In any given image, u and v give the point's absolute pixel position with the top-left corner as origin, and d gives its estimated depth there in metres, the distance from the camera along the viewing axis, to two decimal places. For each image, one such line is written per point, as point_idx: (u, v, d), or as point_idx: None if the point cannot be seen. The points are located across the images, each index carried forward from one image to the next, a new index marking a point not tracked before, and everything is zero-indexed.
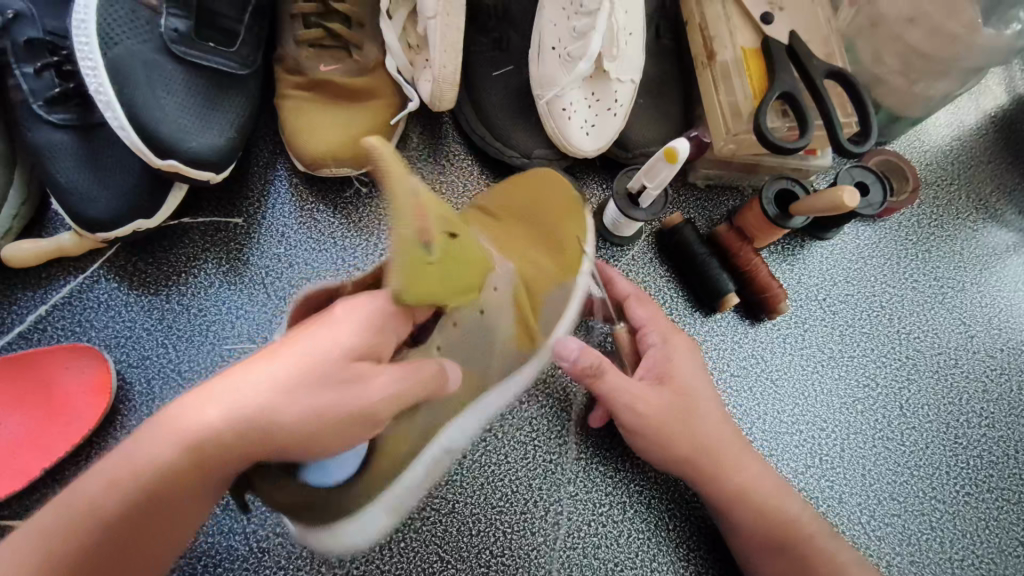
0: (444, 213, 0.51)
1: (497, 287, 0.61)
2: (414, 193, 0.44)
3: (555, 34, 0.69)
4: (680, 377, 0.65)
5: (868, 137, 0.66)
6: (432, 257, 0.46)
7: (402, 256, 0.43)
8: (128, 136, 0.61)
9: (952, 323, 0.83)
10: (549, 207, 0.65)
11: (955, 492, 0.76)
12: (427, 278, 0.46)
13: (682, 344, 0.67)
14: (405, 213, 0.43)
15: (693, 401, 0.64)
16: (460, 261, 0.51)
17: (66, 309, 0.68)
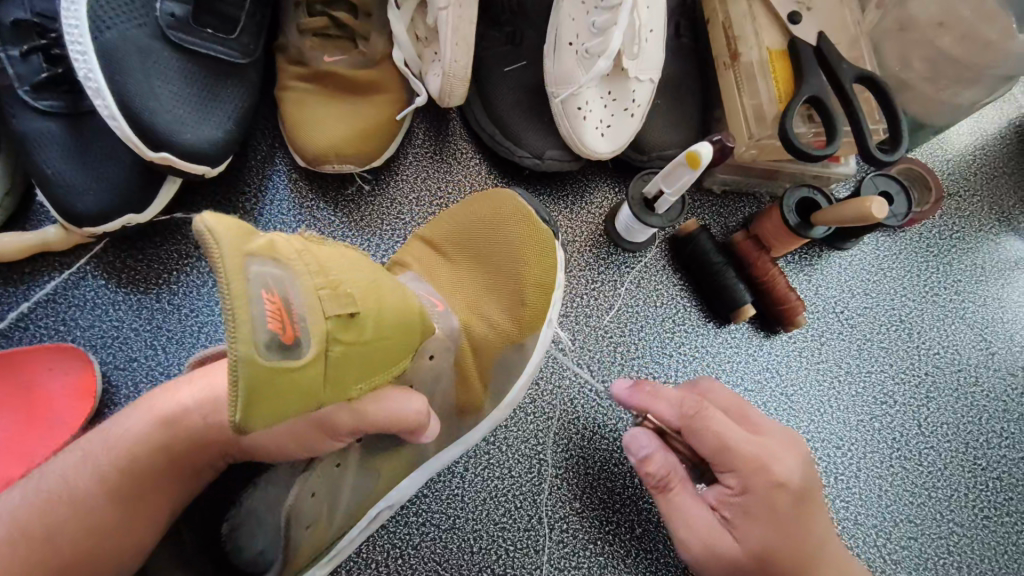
0: (339, 286, 0.40)
1: (434, 354, 0.60)
2: (257, 281, 0.34)
3: (573, 29, 0.66)
4: (752, 536, 0.55)
5: (898, 145, 0.64)
6: (301, 369, 0.36)
7: (236, 373, 0.33)
8: (120, 126, 0.57)
9: (973, 339, 0.80)
10: (529, 248, 0.63)
11: (974, 515, 0.73)
12: (290, 395, 0.36)
13: (770, 500, 0.56)
14: (244, 322, 0.32)
15: (781, 560, 0.55)
16: (358, 359, 0.42)
17: (50, 307, 0.64)
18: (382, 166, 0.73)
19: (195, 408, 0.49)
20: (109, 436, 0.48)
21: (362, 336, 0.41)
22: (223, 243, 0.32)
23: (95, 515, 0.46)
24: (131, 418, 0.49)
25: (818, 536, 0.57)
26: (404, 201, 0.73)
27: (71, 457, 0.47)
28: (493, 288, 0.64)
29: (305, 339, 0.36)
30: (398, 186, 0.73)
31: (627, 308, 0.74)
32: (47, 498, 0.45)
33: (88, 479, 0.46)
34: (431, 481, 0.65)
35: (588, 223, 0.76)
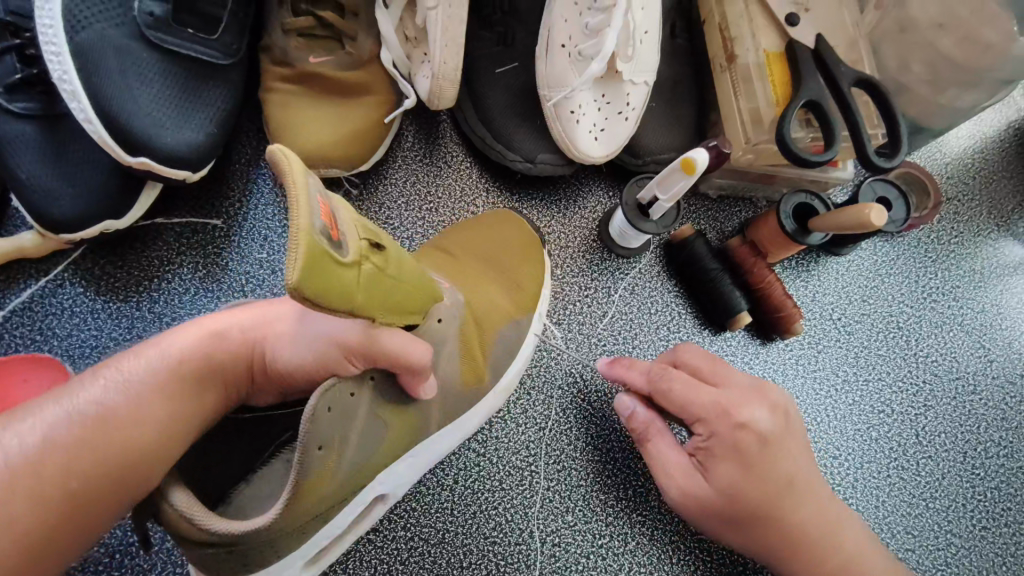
0: (368, 223, 0.42)
1: (442, 318, 0.56)
2: (315, 188, 0.35)
3: (566, 30, 0.64)
4: (722, 477, 0.54)
5: (897, 150, 0.62)
6: (344, 266, 0.36)
7: (296, 241, 0.32)
8: (96, 130, 0.55)
9: (971, 346, 0.79)
10: (520, 254, 0.66)
11: (971, 525, 0.72)
12: (333, 283, 0.35)
13: (735, 440, 0.55)
14: (305, 203, 0.33)
15: (755, 498, 0.54)
16: (385, 293, 0.43)
17: (26, 316, 0.62)
18: (370, 170, 0.72)
19: (196, 355, 0.45)
20: (94, 396, 0.41)
21: (389, 266, 0.43)
22: (285, 152, 0.33)
23: (78, 486, 0.38)
24: (124, 369, 0.42)
25: (792, 475, 0.55)
26: (392, 206, 0.71)
27: (45, 417, 0.39)
28: (491, 272, 0.64)
29: (346, 244, 0.38)
30: (387, 189, 0.72)
31: (621, 315, 0.73)
32: (14, 467, 0.37)
33: (75, 442, 0.39)
34: (420, 495, 0.63)
35: (581, 229, 0.75)
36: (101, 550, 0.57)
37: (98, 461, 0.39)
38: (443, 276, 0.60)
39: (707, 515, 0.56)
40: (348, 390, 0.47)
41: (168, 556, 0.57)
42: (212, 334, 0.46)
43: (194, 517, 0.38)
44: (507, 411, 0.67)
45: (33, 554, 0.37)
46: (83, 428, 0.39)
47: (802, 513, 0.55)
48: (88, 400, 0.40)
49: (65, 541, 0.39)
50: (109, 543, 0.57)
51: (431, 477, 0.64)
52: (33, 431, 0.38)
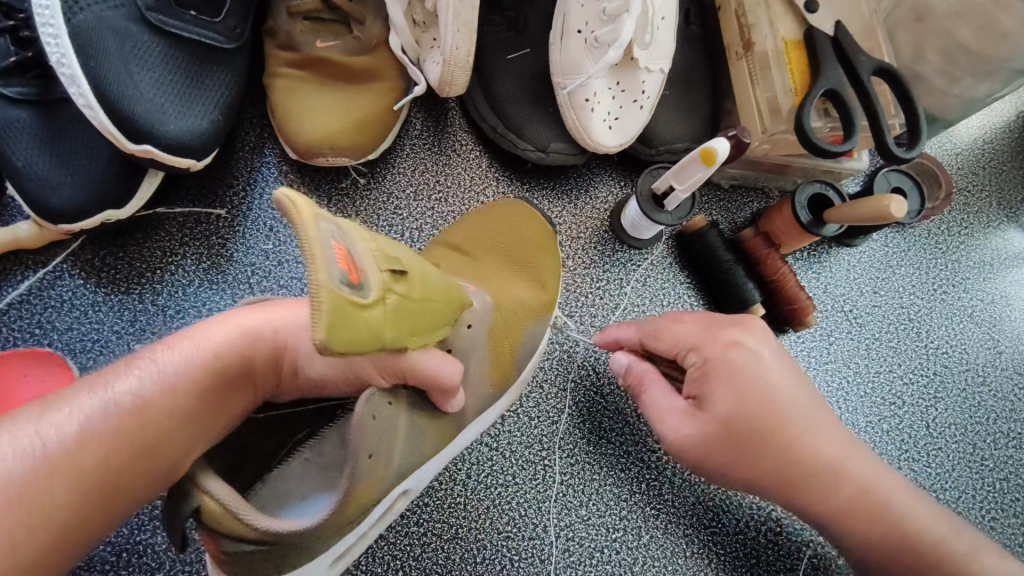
0: (387, 250, 0.41)
1: (470, 324, 0.56)
2: (328, 233, 0.34)
3: (582, 15, 0.62)
4: (719, 404, 0.54)
5: (918, 142, 0.61)
6: (367, 307, 0.36)
7: (319, 302, 0.32)
8: (96, 116, 0.53)
9: (980, 337, 0.79)
10: (534, 244, 0.65)
11: (981, 516, 0.72)
12: (357, 330, 0.35)
13: (730, 362, 0.55)
14: (321, 260, 0.32)
15: (754, 422, 0.53)
16: (408, 319, 0.42)
17: (25, 309, 0.60)
18: (377, 158, 0.70)
19: (228, 349, 0.42)
20: (129, 387, 0.39)
21: (413, 293, 0.42)
22: (300, 203, 0.32)
23: (113, 480, 0.37)
24: (160, 359, 0.41)
25: (790, 394, 0.55)
26: (401, 196, 0.70)
27: (81, 408, 0.37)
28: (510, 268, 0.64)
29: (368, 283, 0.37)
30: (395, 179, 0.70)
31: (634, 307, 0.72)
32: (52, 459, 0.35)
33: (112, 436, 0.37)
34: (432, 490, 0.62)
35: (593, 219, 0.73)
36: (108, 550, 0.55)
37: (133, 456, 0.38)
38: (468, 280, 0.59)
39: (711, 456, 0.54)
40: (386, 399, 0.46)
41: (175, 556, 0.56)
42: (244, 329, 0.44)
43: (238, 511, 0.37)
44: (520, 405, 0.66)
45: (60, 548, 0.36)
46: (118, 423, 0.38)
47: (802, 439, 0.54)
48: (124, 392, 0.38)
49: (90, 535, 0.37)
50: (116, 542, 0.56)
51: (443, 472, 0.63)
52: (70, 421, 0.37)
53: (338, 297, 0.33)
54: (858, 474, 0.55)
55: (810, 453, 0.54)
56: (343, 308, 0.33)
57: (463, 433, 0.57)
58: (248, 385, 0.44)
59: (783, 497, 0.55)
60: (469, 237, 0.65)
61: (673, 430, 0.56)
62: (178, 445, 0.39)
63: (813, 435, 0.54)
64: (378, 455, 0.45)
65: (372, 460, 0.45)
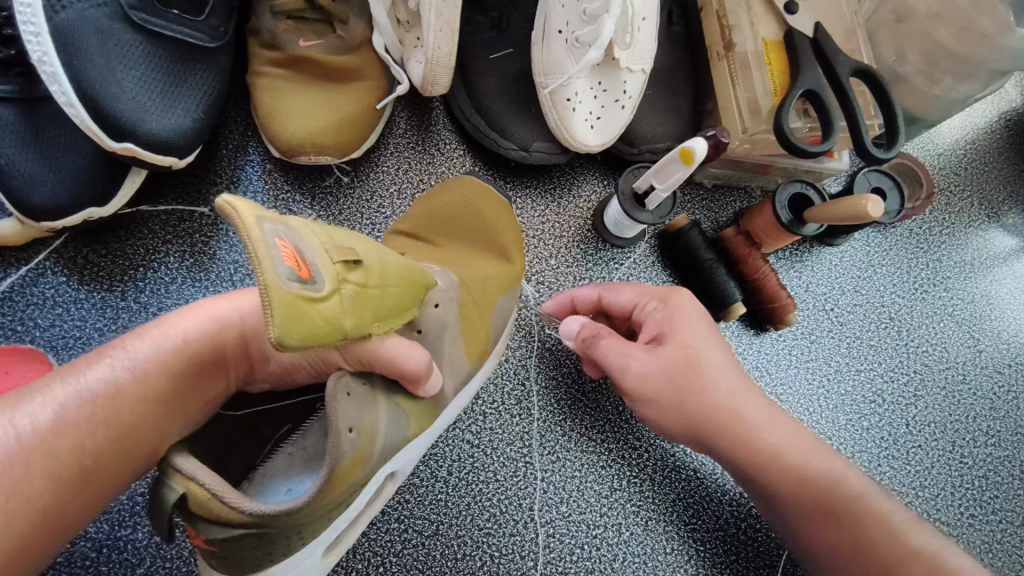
0: (341, 241, 0.42)
1: (438, 303, 0.57)
2: (272, 232, 0.35)
3: (564, 16, 0.63)
4: (676, 337, 0.57)
5: (895, 140, 0.62)
6: (322, 302, 0.37)
7: (267, 299, 0.33)
8: (78, 114, 0.53)
9: (960, 336, 0.80)
10: (503, 229, 0.64)
11: (959, 514, 0.73)
12: (314, 324, 0.36)
13: (683, 307, 0.59)
14: (265, 258, 0.33)
15: (708, 356, 0.56)
16: (371, 307, 0.42)
17: (7, 305, 0.60)
18: (361, 157, 0.70)
19: (197, 334, 0.44)
20: (102, 374, 0.40)
21: (370, 281, 0.43)
22: (238, 208, 0.33)
23: (89, 465, 0.39)
24: (130, 348, 0.42)
25: (733, 351, 0.59)
26: (384, 195, 0.70)
27: (54, 396, 0.39)
28: (485, 252, 0.64)
29: (321, 278, 0.38)
30: (379, 177, 0.70)
31: None
32: (25, 446, 0.36)
33: (85, 422, 0.39)
34: (413, 486, 0.63)
35: (576, 218, 0.74)
36: (88, 546, 0.56)
37: (108, 441, 0.39)
38: (434, 262, 0.61)
39: (668, 382, 0.56)
40: (360, 380, 0.46)
41: (156, 550, 0.56)
42: (211, 315, 0.45)
43: (224, 496, 0.36)
44: (501, 401, 0.67)
45: (33, 537, 0.37)
46: (93, 408, 0.39)
47: (745, 385, 0.57)
48: (98, 380, 0.40)
49: (65, 524, 0.39)
50: (96, 538, 0.56)
51: (424, 469, 0.63)
52: (44, 409, 0.38)
53: (289, 294, 0.34)
54: (790, 426, 0.57)
55: (750, 398, 0.57)
56: (295, 301, 0.34)
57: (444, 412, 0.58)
58: (222, 368, 0.44)
59: (728, 434, 0.55)
60: (430, 223, 0.64)
61: (633, 361, 0.56)
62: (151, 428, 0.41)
63: (753, 387, 0.58)
64: (361, 432, 0.44)
65: (355, 435, 0.43)
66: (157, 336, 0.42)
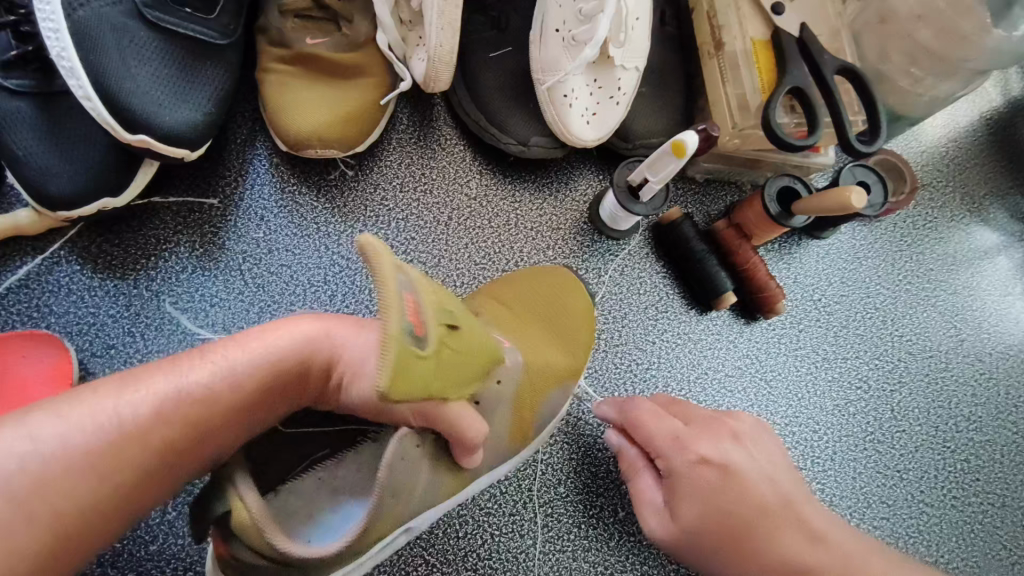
0: (445, 304, 0.45)
1: (501, 379, 0.57)
2: (402, 284, 0.39)
3: (561, 15, 0.65)
4: (686, 514, 0.55)
5: (876, 136, 0.65)
6: (426, 357, 0.39)
7: (386, 345, 0.36)
8: (95, 108, 0.56)
9: (944, 325, 0.83)
10: (571, 311, 0.67)
11: (942, 496, 0.76)
12: (414, 378, 0.38)
13: (697, 476, 0.55)
14: (391, 308, 0.36)
15: (724, 517, 0.53)
16: (455, 369, 0.45)
17: (23, 293, 0.62)
18: (365, 151, 0.73)
19: (286, 353, 0.43)
20: (196, 377, 0.41)
21: (462, 345, 0.45)
22: (378, 248, 0.38)
23: (168, 462, 0.40)
24: (229, 355, 0.42)
25: (747, 491, 0.54)
26: (388, 188, 0.72)
27: (154, 392, 0.39)
28: (552, 339, 0.65)
29: (430, 334, 0.40)
30: (382, 171, 0.73)
31: (611, 295, 0.74)
32: (123, 433, 0.38)
33: (175, 419, 0.39)
34: None
35: (573, 211, 0.76)
36: None
37: (185, 443, 0.40)
38: (504, 334, 0.61)
39: (688, 549, 0.55)
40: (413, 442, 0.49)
41: (169, 528, 0.59)
42: (300, 336, 0.44)
43: (266, 528, 0.41)
44: None
45: (97, 523, 0.38)
46: (186, 411, 0.40)
47: (767, 516, 0.53)
48: (194, 382, 0.40)
49: (134, 508, 0.40)
50: None
51: None
52: (142, 400, 0.39)
53: (399, 350, 0.36)
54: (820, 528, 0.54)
55: (769, 524, 0.53)
56: (407, 357, 0.37)
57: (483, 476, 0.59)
58: (302, 387, 0.45)
59: None
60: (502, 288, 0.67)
61: (654, 523, 0.57)
62: (227, 434, 0.42)
63: (775, 506, 0.54)
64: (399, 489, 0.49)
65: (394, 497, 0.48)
66: (255, 346, 0.43)
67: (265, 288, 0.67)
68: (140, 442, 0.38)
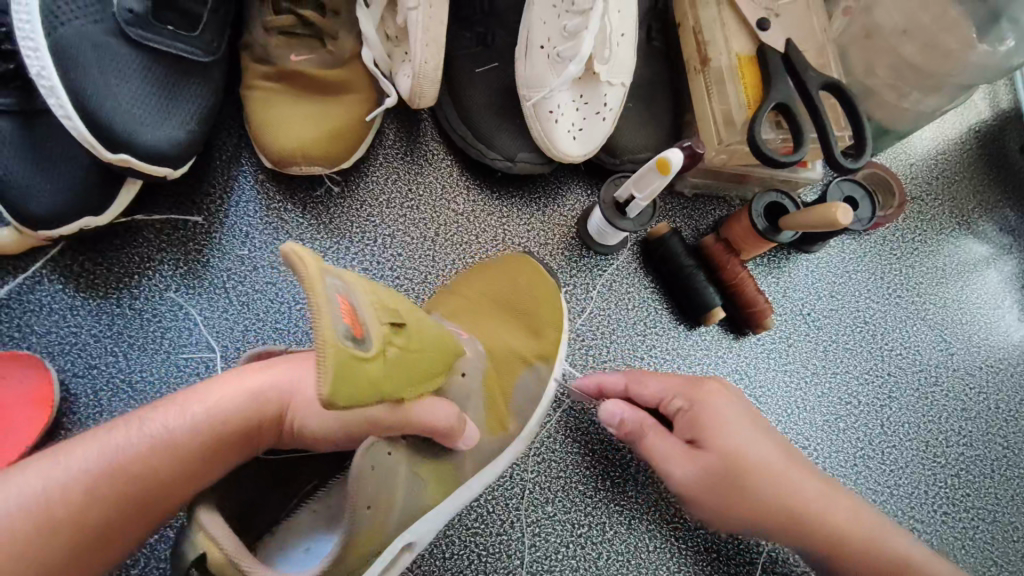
0: (387, 303, 0.44)
1: (465, 372, 0.57)
2: (333, 287, 0.38)
3: (545, 32, 0.65)
4: (719, 441, 0.57)
5: (862, 151, 0.65)
6: (368, 361, 0.39)
7: (322, 353, 0.35)
8: (75, 127, 0.55)
9: (933, 339, 0.82)
10: (541, 310, 0.65)
11: (933, 511, 0.75)
12: (358, 383, 0.37)
13: (710, 405, 0.60)
14: (325, 313, 0.36)
15: (753, 459, 0.57)
16: (404, 368, 0.44)
17: (4, 313, 0.62)
18: (352, 167, 0.72)
19: (232, 410, 0.44)
20: (142, 439, 0.42)
21: (408, 344, 0.45)
22: (305, 254, 0.36)
23: (122, 517, 0.41)
24: (173, 415, 0.43)
25: (764, 444, 0.58)
26: (375, 205, 0.72)
27: (100, 454, 0.41)
28: (513, 321, 0.65)
29: (369, 337, 0.40)
30: (369, 187, 0.72)
31: (599, 311, 0.74)
32: (68, 497, 0.39)
33: (128, 471, 0.41)
34: None
35: (561, 226, 0.76)
36: None
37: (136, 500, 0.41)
38: (462, 327, 0.62)
39: (711, 488, 0.56)
40: (384, 449, 0.47)
41: (150, 551, 0.58)
42: (248, 390, 0.45)
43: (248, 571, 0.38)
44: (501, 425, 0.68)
45: None
46: (132, 471, 0.41)
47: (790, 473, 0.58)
48: (137, 444, 0.41)
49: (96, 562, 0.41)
50: None
51: None
52: (97, 454, 0.41)
53: (336, 353, 0.35)
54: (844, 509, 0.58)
55: (793, 482, 0.58)
56: (346, 359, 0.36)
57: (471, 480, 0.57)
58: (254, 437, 0.45)
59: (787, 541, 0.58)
60: (481, 291, 0.66)
61: (679, 468, 0.58)
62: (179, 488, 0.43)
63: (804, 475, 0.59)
64: (378, 504, 0.47)
65: (372, 512, 0.46)
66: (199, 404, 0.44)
67: (250, 305, 0.67)
68: (90, 499, 0.40)
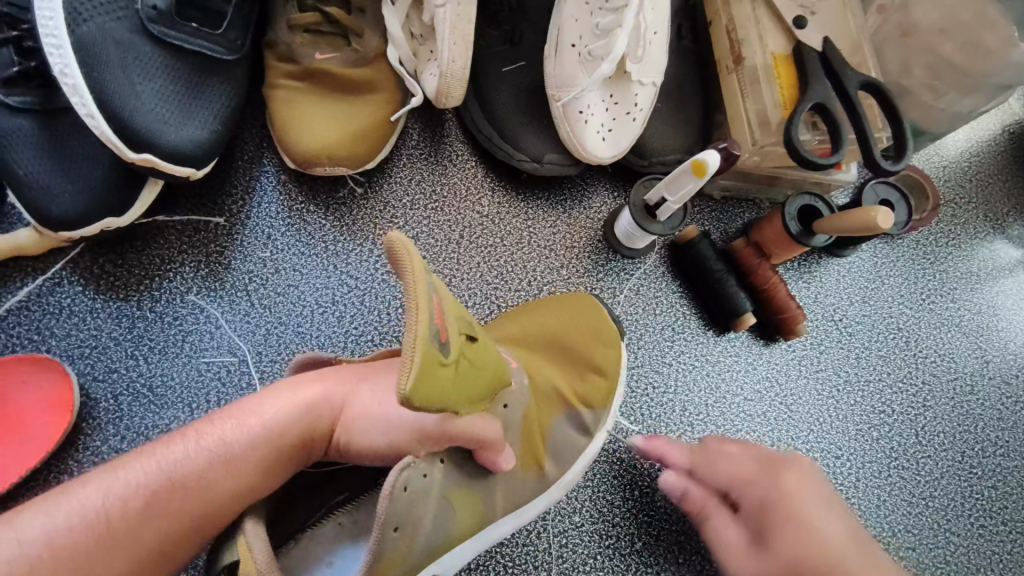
0: (466, 319, 0.44)
1: (507, 403, 0.54)
2: (431, 287, 0.38)
3: (576, 30, 0.64)
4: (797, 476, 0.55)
5: (902, 153, 0.63)
6: (446, 367, 0.38)
7: (412, 350, 0.35)
8: (98, 126, 0.54)
9: (968, 347, 0.80)
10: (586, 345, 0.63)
11: (969, 524, 0.73)
12: (435, 389, 0.37)
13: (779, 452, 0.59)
14: (421, 308, 0.36)
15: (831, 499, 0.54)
16: (472, 385, 0.43)
17: (23, 315, 0.60)
18: (375, 168, 0.71)
19: (284, 424, 0.43)
20: (194, 454, 0.40)
21: (479, 361, 0.44)
22: (409, 246, 0.37)
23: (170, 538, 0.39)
24: (225, 429, 0.42)
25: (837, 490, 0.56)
26: (398, 205, 0.71)
27: (149, 470, 0.39)
28: (557, 359, 0.62)
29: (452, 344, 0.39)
30: (392, 188, 0.71)
31: (628, 318, 0.72)
32: (116, 515, 0.37)
33: (184, 487, 0.39)
34: None
35: (587, 229, 0.74)
36: None
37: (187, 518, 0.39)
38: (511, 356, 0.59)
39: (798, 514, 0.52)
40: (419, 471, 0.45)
41: None
42: (301, 404, 0.44)
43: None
44: None
45: None
46: (183, 486, 0.39)
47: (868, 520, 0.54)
48: (186, 459, 0.40)
49: None
50: None
51: None
52: (153, 469, 0.39)
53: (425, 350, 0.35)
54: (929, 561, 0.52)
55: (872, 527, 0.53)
56: (431, 359, 0.36)
57: (504, 519, 0.56)
58: (300, 453, 0.45)
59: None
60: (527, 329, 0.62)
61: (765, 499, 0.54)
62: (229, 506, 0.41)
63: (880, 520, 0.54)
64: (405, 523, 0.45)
65: (396, 532, 0.44)
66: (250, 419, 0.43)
67: (272, 309, 0.65)
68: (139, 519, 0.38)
